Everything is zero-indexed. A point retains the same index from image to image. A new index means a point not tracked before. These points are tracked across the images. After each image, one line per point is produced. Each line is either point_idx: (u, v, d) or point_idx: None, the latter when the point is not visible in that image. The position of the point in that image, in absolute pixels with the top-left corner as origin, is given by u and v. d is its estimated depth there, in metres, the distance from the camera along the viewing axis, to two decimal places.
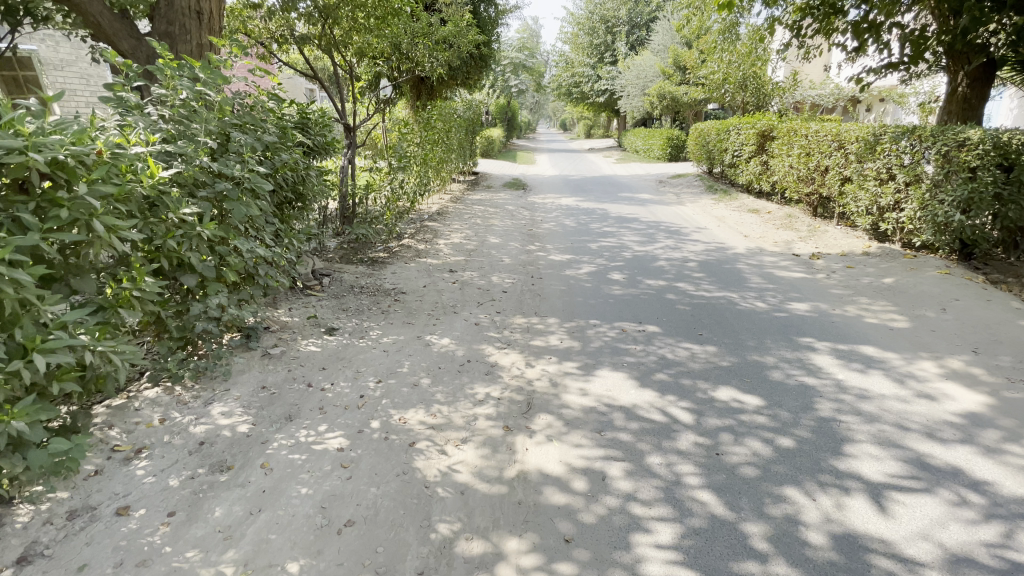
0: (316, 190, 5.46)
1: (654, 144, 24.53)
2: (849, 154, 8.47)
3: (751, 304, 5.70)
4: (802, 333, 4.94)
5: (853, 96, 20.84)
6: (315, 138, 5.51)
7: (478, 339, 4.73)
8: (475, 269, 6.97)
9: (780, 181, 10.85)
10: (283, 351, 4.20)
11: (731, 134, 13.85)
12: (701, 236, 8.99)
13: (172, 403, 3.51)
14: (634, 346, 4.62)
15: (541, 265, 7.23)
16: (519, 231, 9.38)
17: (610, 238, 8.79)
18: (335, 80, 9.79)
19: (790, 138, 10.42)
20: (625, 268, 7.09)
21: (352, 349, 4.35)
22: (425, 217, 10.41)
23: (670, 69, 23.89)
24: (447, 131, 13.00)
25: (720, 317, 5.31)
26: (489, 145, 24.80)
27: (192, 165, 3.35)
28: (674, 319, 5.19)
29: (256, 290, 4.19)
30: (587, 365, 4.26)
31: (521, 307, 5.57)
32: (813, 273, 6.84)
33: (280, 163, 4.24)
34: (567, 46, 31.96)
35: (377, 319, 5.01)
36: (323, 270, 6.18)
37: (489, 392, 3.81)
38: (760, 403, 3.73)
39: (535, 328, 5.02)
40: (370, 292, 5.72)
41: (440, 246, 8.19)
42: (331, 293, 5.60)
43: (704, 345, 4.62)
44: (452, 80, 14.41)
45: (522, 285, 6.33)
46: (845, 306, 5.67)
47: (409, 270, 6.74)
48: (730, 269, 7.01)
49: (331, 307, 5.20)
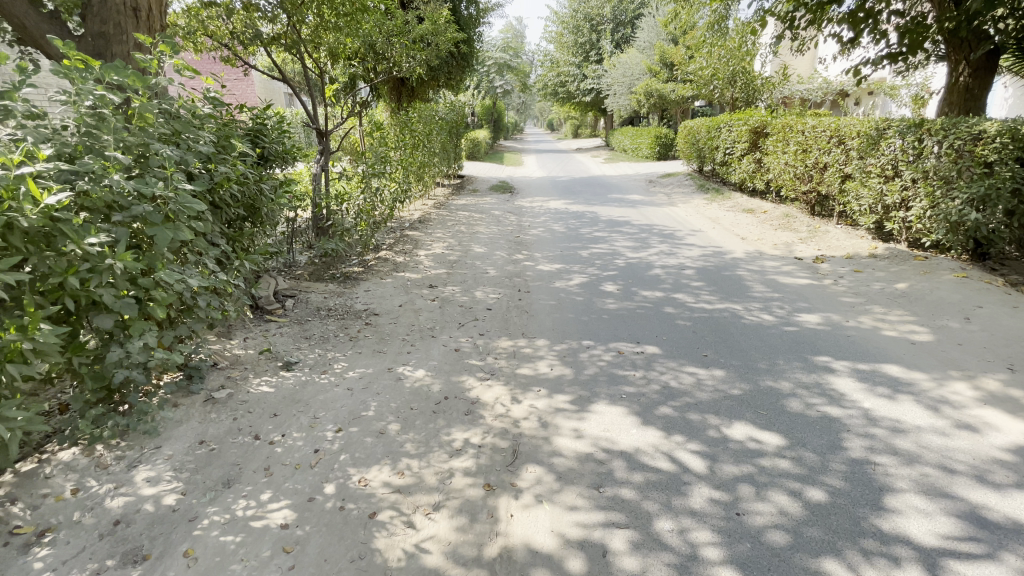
0: (274, 203, 4.91)
1: (642, 143, 24.16)
2: (850, 150, 8.04)
3: (757, 317, 5.22)
4: (817, 351, 4.46)
5: (843, 89, 20.57)
6: (271, 146, 4.97)
7: (458, 368, 4.19)
8: (457, 283, 6.44)
9: (776, 179, 10.43)
10: (229, 395, 3.64)
11: (722, 131, 13.42)
12: (696, 239, 8.53)
13: (90, 467, 2.94)
14: (633, 372, 4.11)
15: (528, 277, 6.71)
16: (505, 238, 8.85)
17: (601, 244, 8.29)
18: (305, 83, 9.20)
19: (785, 135, 10.01)
20: (619, 278, 6.59)
21: (311, 389, 3.80)
22: (406, 225, 9.87)
23: (656, 67, 23.51)
24: (428, 134, 12.43)
25: (725, 334, 4.81)
26: (474, 148, 24.34)
27: (100, 185, 2.80)
28: (675, 339, 4.69)
29: (196, 323, 3.65)
30: (582, 398, 3.73)
31: (507, 327, 5.04)
32: (819, 278, 6.39)
33: (218, 177, 3.70)
34: (551, 45, 31.51)
35: (344, 349, 4.46)
36: (288, 290, 5.62)
37: (468, 438, 3.27)
38: (781, 442, 3.23)
39: (522, 353, 4.49)
40: (339, 315, 5.16)
41: (419, 257, 7.64)
42: (294, 318, 5.04)
43: (711, 370, 4.12)
44: (433, 81, 13.84)
45: (507, 300, 5.80)
46: (859, 316, 5.21)
47: (384, 287, 6.18)
48: (731, 276, 6.53)
49: (291, 336, 4.63)
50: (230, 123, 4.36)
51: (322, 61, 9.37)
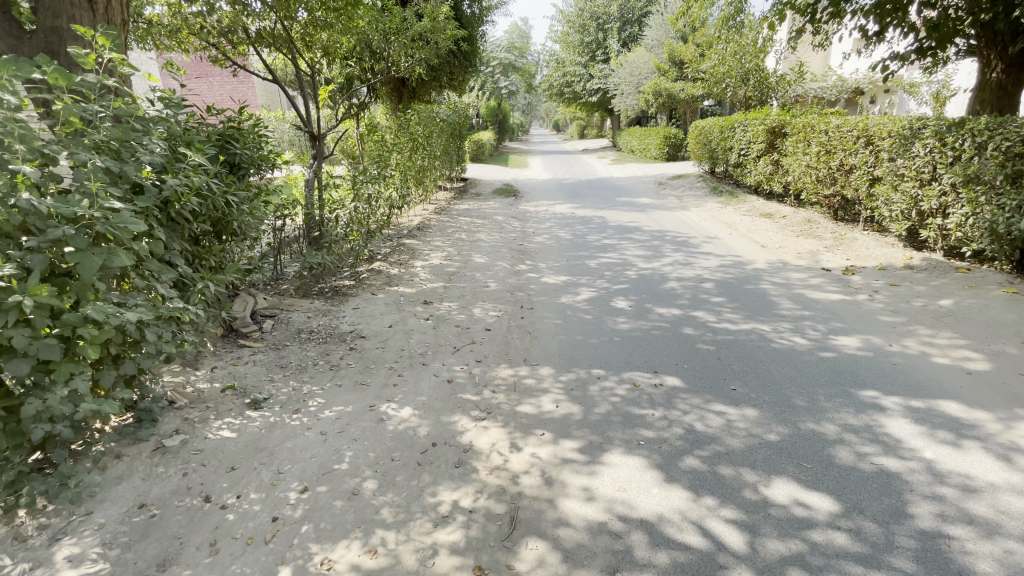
0: (248, 216, 4.43)
1: (650, 144, 23.55)
2: (880, 151, 7.45)
3: (789, 341, 4.64)
4: (862, 384, 3.89)
5: (858, 87, 19.89)
6: (245, 153, 4.46)
7: (450, 405, 3.66)
8: (454, 298, 5.92)
9: (795, 182, 9.83)
10: (182, 443, 3.18)
11: (736, 131, 12.80)
12: (713, 247, 7.96)
13: (5, 540, 2.45)
14: (651, 411, 3.56)
15: (532, 291, 6.18)
16: (507, 247, 8.32)
17: (611, 254, 7.75)
18: (298, 84, 8.73)
19: (806, 135, 9.42)
20: (631, 292, 6.04)
21: (278, 433, 3.30)
22: (404, 232, 9.37)
23: (665, 65, 22.86)
24: (428, 136, 11.92)
25: (753, 362, 4.25)
26: (478, 150, 23.86)
27: (6, 206, 2.31)
28: (698, 368, 4.13)
29: (145, 358, 3.15)
30: (592, 446, 3.20)
31: (507, 352, 4.50)
32: (851, 293, 5.81)
33: (164, 189, 3.24)
34: (557, 45, 30.93)
35: (322, 381, 3.95)
36: (269, 307, 5.15)
37: (457, 501, 2.75)
38: (833, 508, 2.68)
39: (523, 385, 3.96)
40: (321, 339, 4.65)
41: (416, 268, 7.13)
42: (272, 342, 4.55)
43: (742, 409, 3.56)
44: (434, 81, 13.33)
45: (509, 319, 5.28)
46: (903, 339, 4.62)
47: (375, 303, 5.67)
48: (754, 290, 5.96)
49: (265, 366, 4.14)
50: (189, 129, 3.88)
51: (317, 61, 8.92)
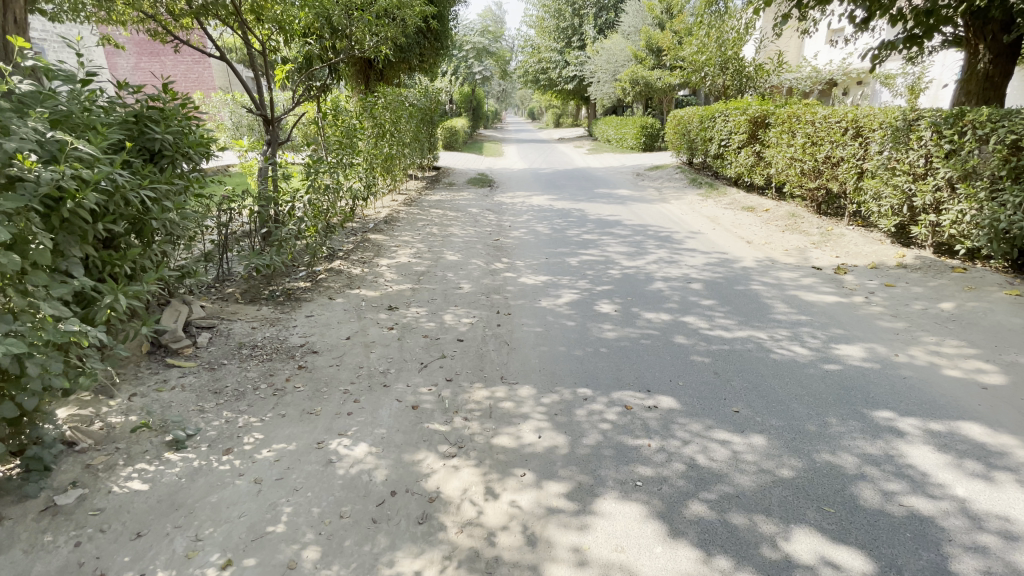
0: (173, 213, 3.75)
1: (626, 133, 23.17)
2: (870, 143, 7.16)
3: (790, 351, 4.25)
4: (873, 403, 3.53)
5: (832, 78, 19.91)
6: (167, 137, 3.74)
7: (414, 438, 3.12)
8: (422, 302, 5.35)
9: (778, 175, 9.55)
10: (78, 500, 2.56)
11: (717, 121, 12.42)
12: (697, 243, 7.58)
13: None
14: (647, 441, 3.10)
15: (509, 293, 5.65)
16: (482, 242, 7.76)
17: (592, 250, 7.28)
18: (249, 61, 7.88)
19: (790, 125, 9.11)
20: (615, 294, 5.57)
21: (202, 483, 2.73)
22: (369, 226, 8.69)
23: (642, 53, 22.42)
24: (396, 122, 11.17)
25: (754, 378, 3.84)
26: (451, 137, 23.09)
27: None
28: (695, 386, 3.69)
29: (27, 396, 2.49)
30: (581, 490, 2.72)
31: (481, 369, 3.96)
32: (847, 294, 5.48)
33: (49, 184, 2.58)
34: (532, 30, 30.14)
35: (261, 412, 3.36)
36: (206, 317, 4.49)
37: (420, 573, 2.24)
38: (866, 569, 2.28)
39: (500, 410, 3.44)
40: (266, 356, 4.03)
41: (381, 267, 6.50)
42: (206, 361, 3.92)
43: (748, 438, 3.14)
44: (403, 63, 12.51)
45: (483, 327, 4.74)
46: (908, 348, 4.29)
47: (332, 310, 5.04)
48: (745, 291, 5.57)
49: (194, 392, 3.53)
50: (92, 109, 3.21)
51: (272, 37, 8.10)
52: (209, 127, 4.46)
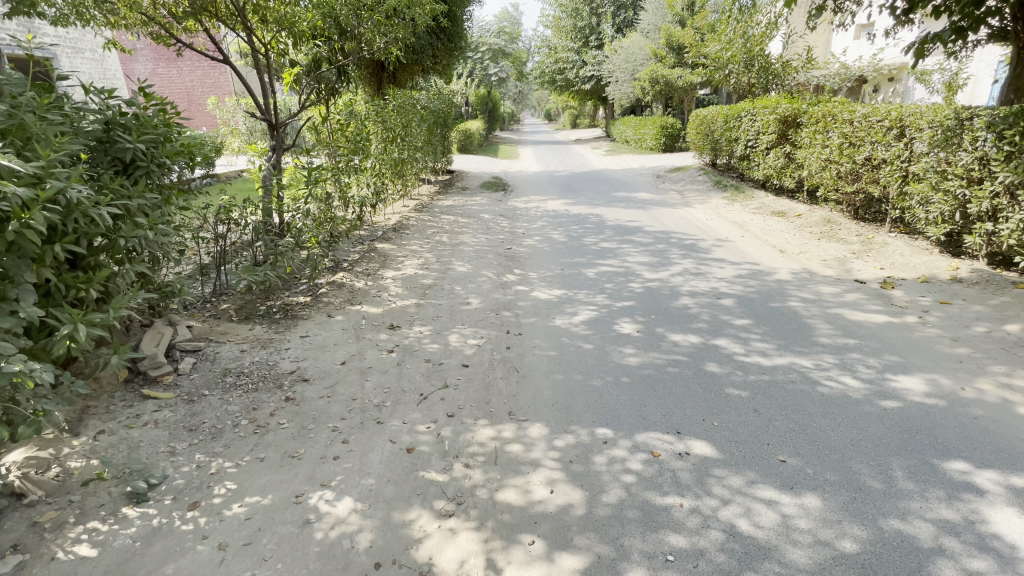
0: (148, 230, 3.44)
1: (645, 134, 22.53)
2: (917, 143, 6.52)
3: (839, 383, 3.72)
4: (945, 452, 3.00)
5: (863, 75, 19.00)
6: (138, 146, 3.42)
7: (407, 491, 2.71)
8: (427, 320, 4.95)
9: (811, 177, 8.93)
10: (15, 570, 2.23)
11: (743, 120, 11.77)
12: (725, 252, 7.07)
13: None
14: (678, 500, 2.64)
15: (521, 310, 5.21)
16: (493, 251, 7.34)
17: (611, 261, 6.80)
18: (254, 65, 7.63)
19: (824, 125, 8.48)
20: (638, 311, 5.10)
21: (158, 549, 2.37)
22: (377, 233, 8.34)
23: (661, 51, 21.77)
24: (407, 125, 10.83)
25: (801, 417, 3.33)
26: (466, 140, 22.81)
27: None
28: (733, 427, 3.21)
29: None
30: (601, 566, 2.27)
31: (487, 402, 3.53)
32: (898, 313, 4.91)
33: None
34: (549, 30, 29.69)
35: (237, 456, 2.99)
36: (192, 339, 4.16)
37: None
38: None
39: (507, 455, 3.00)
40: (251, 385, 3.66)
41: (386, 280, 6.13)
42: (185, 392, 3.57)
43: (799, 498, 2.65)
44: (415, 65, 12.19)
45: (492, 350, 4.32)
46: (978, 380, 3.73)
47: (329, 329, 4.66)
48: (782, 309, 5.05)
49: (168, 431, 3.18)
50: (48, 119, 2.91)
51: (281, 41, 7.86)
52: (192, 134, 4.15)
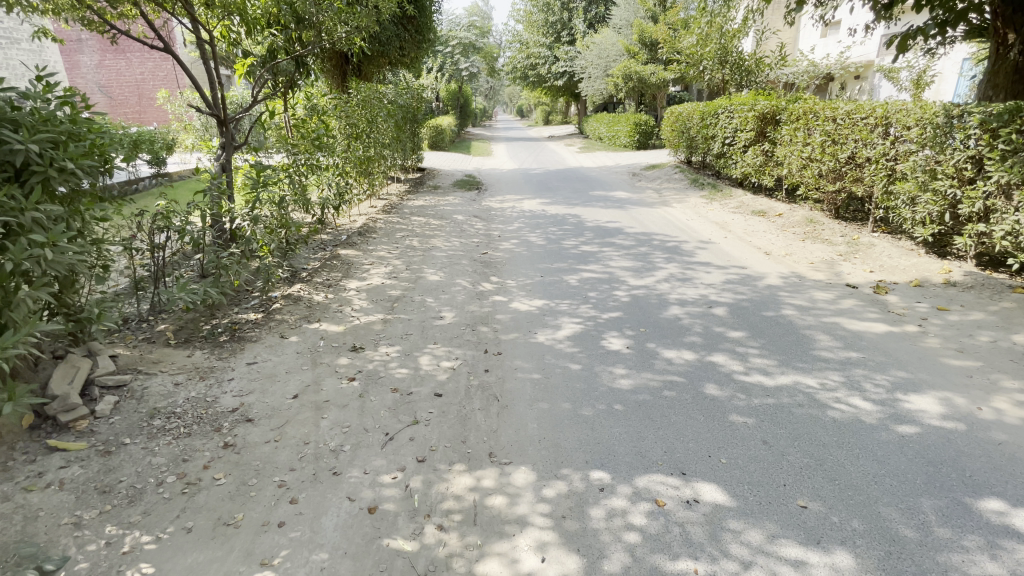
0: (47, 250, 2.84)
1: (618, 131, 22.33)
2: (904, 141, 6.35)
3: (850, 406, 3.40)
4: (976, 488, 2.69)
5: (830, 72, 19.18)
6: (31, 147, 2.79)
7: (368, 567, 2.23)
8: (394, 339, 4.44)
9: (791, 176, 8.75)
10: None
11: (719, 117, 11.56)
12: (710, 255, 6.78)
13: None
14: (691, 565, 2.24)
15: (499, 325, 4.76)
16: (467, 257, 6.86)
17: (593, 266, 6.41)
18: (201, 55, 6.92)
19: (805, 122, 8.29)
20: (625, 323, 4.71)
21: None
22: (341, 238, 7.75)
23: (634, 47, 21.56)
24: (373, 121, 10.21)
25: (815, 449, 2.99)
26: (437, 137, 22.20)
27: None
28: (743, 466, 2.84)
29: None
30: None
31: (463, 442, 3.06)
32: (896, 321, 4.66)
33: None
34: (520, 24, 29.21)
35: (158, 527, 2.45)
36: (117, 371, 3.55)
37: None
38: None
39: (488, 512, 2.55)
40: (182, 429, 3.10)
41: (349, 292, 5.58)
42: (102, 440, 2.99)
43: (828, 555, 2.29)
44: (382, 57, 11.55)
45: (468, 374, 3.84)
46: (994, 398, 3.47)
47: (282, 353, 4.11)
48: (776, 318, 4.74)
49: (74, 494, 2.61)
50: None
51: (233, 29, 7.17)
52: (105, 129, 3.54)
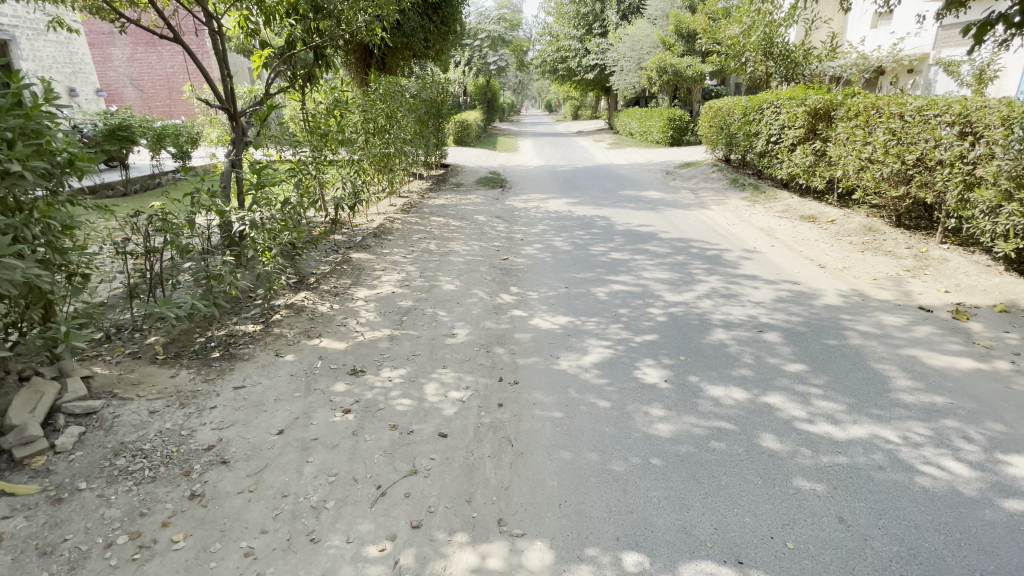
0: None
1: (651, 126, 21.43)
2: (987, 142, 5.53)
3: (943, 472, 2.75)
4: None
5: (882, 65, 17.87)
6: None
7: None
8: (399, 360, 3.96)
9: (846, 178, 7.92)
10: None
11: (764, 113, 10.71)
12: (755, 267, 6.10)
13: None
14: None
15: (518, 346, 4.23)
16: (486, 263, 6.35)
17: (623, 277, 5.82)
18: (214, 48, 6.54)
19: (866, 119, 7.45)
20: (662, 349, 4.12)
21: None
22: (355, 239, 7.35)
23: (670, 39, 20.62)
24: (393, 116, 9.77)
25: (906, 534, 2.37)
26: (463, 131, 21.75)
27: None
28: (816, 553, 2.25)
29: None
30: None
31: (468, 501, 2.56)
32: (985, 355, 3.94)
33: None
34: (550, 16, 28.43)
35: None
36: (89, 395, 3.17)
37: None
38: None
39: None
40: (147, 473, 2.69)
41: (357, 302, 5.14)
42: (55, 483, 2.59)
43: None
44: (405, 49, 11.07)
45: (478, 410, 3.33)
46: None
47: (274, 376, 3.68)
48: (840, 348, 4.08)
49: (9, 555, 2.21)
50: None
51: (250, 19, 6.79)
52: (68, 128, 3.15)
